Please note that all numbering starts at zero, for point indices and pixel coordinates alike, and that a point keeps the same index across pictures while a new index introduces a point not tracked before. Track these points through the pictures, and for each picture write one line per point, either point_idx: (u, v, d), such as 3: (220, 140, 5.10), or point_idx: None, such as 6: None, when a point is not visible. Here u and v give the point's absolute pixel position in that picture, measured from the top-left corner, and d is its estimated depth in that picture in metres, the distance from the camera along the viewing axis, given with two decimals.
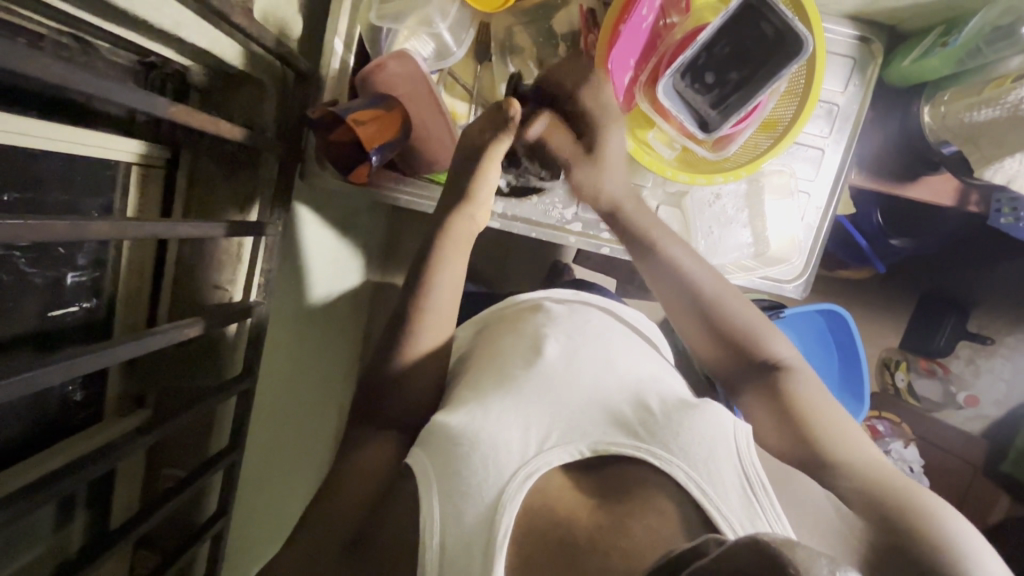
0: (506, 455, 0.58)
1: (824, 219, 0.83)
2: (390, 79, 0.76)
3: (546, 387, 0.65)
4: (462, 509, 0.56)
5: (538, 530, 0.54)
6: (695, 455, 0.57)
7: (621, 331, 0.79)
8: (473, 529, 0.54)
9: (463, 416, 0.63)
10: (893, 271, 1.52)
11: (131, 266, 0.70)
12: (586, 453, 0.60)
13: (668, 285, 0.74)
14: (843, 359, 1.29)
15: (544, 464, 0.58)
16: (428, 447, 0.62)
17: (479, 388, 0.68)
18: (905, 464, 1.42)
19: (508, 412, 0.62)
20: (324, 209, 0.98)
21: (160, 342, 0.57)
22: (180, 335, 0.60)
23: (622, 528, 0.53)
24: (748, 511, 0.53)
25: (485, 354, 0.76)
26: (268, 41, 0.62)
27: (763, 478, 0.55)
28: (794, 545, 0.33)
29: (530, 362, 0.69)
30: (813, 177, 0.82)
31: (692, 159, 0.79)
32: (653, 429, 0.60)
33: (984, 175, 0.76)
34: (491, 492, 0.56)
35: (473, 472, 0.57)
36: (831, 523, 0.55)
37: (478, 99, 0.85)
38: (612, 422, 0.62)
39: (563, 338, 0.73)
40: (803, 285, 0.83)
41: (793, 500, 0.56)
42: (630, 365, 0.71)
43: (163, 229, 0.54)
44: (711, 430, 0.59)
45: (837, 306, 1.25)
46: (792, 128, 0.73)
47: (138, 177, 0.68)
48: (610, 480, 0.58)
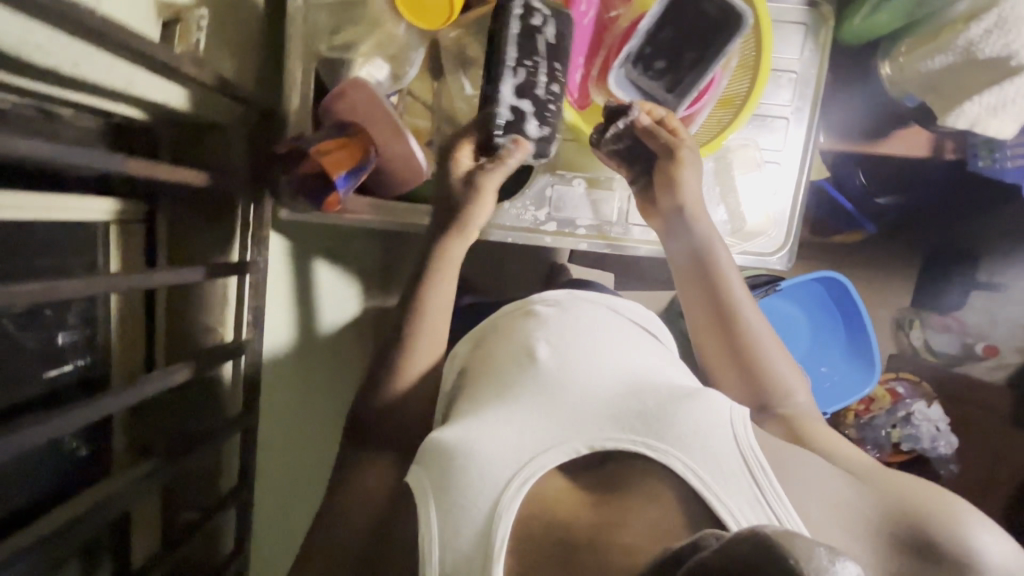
0: (500, 462, 0.58)
1: (799, 187, 0.81)
2: (350, 106, 0.77)
3: (545, 390, 0.65)
4: (458, 523, 0.56)
5: (537, 532, 0.55)
6: (691, 444, 0.56)
7: (613, 326, 0.79)
8: (470, 537, 0.55)
9: (459, 429, 0.63)
10: (892, 229, 1.49)
11: (122, 319, 0.73)
12: (583, 451, 0.59)
13: (676, 250, 0.75)
14: (849, 324, 1.27)
15: (540, 468, 0.58)
16: (425, 464, 0.62)
17: (474, 398, 0.68)
18: (932, 425, 1.42)
19: (502, 421, 0.62)
20: (309, 241, 1.00)
21: (151, 390, 0.59)
22: (170, 381, 0.62)
23: (621, 523, 0.53)
24: (750, 499, 0.53)
25: (485, 358, 0.75)
26: (223, 86, 0.64)
27: (763, 460, 0.55)
28: (793, 536, 0.33)
29: (528, 366, 0.68)
30: (782, 147, 0.81)
31: None
32: (650, 423, 0.59)
33: (948, 122, 0.74)
34: (486, 503, 0.56)
35: (469, 485, 0.57)
36: (846, 504, 0.54)
37: (439, 113, 0.84)
38: (610, 419, 0.61)
39: (556, 338, 0.72)
40: (788, 256, 0.82)
41: (797, 482, 0.55)
42: (624, 359, 0.71)
43: (139, 281, 0.57)
44: (707, 421, 0.58)
45: (835, 272, 1.24)
46: (749, 102, 0.73)
47: (117, 231, 0.71)
48: (605, 478, 0.58)
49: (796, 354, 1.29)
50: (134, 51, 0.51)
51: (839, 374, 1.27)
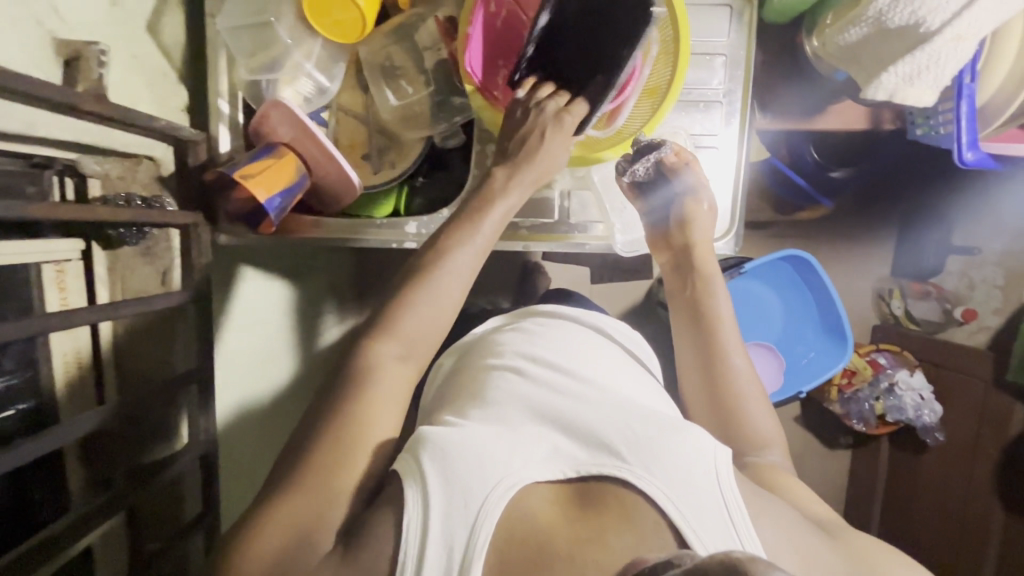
0: (492, 465, 0.55)
1: (739, 168, 0.81)
2: (272, 128, 0.76)
3: (534, 412, 0.64)
4: (445, 518, 0.52)
5: (518, 544, 0.52)
6: (675, 477, 0.55)
7: (596, 348, 0.78)
8: (454, 536, 0.52)
9: (451, 427, 0.60)
10: (863, 200, 1.48)
11: (64, 358, 0.72)
12: (569, 473, 0.57)
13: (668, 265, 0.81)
14: (818, 300, 1.26)
15: (526, 478, 0.56)
16: (414, 451, 0.57)
17: (463, 413, 0.67)
18: (915, 394, 1.41)
19: (492, 429, 0.60)
20: (264, 262, 1.00)
21: (68, 435, 0.60)
22: (88, 426, 0.63)
23: (599, 541, 0.52)
24: (724, 533, 0.53)
25: (467, 380, 0.75)
26: (135, 119, 0.64)
27: (740, 500, 0.55)
28: (756, 559, 0.40)
29: (517, 386, 0.68)
30: (717, 130, 0.80)
31: (588, 142, 0.77)
32: (634, 445, 0.57)
33: (868, 95, 0.73)
34: (472, 504, 0.53)
35: (457, 481, 0.54)
36: (806, 543, 0.56)
37: (371, 125, 0.83)
38: (596, 440, 0.59)
39: (542, 360, 0.72)
40: (734, 239, 0.82)
41: (765, 514, 0.56)
42: (610, 382, 0.70)
43: (53, 322, 0.57)
44: (689, 454, 0.56)
45: (800, 251, 1.22)
46: (671, 90, 0.72)
47: (53, 272, 0.71)
48: (587, 495, 0.56)
49: (771, 335, 1.28)
50: (22, 94, 0.51)
51: (815, 350, 1.27)
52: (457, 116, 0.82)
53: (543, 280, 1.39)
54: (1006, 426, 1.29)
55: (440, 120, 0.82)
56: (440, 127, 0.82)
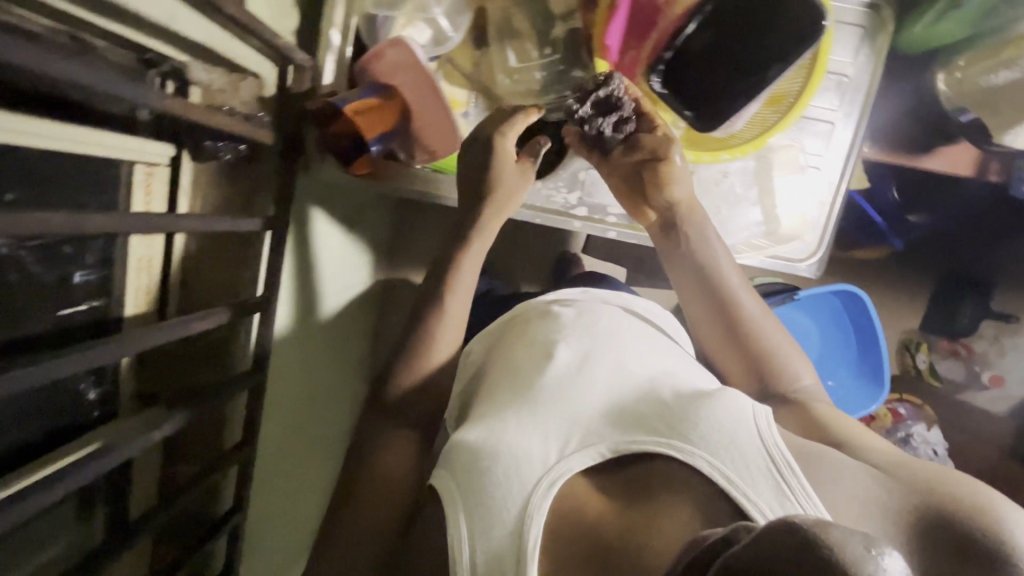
0: (527, 467, 0.57)
1: (837, 194, 0.79)
2: (388, 68, 0.74)
3: (557, 396, 0.63)
4: (488, 524, 0.55)
5: (569, 530, 0.54)
6: (714, 443, 0.55)
7: (635, 328, 0.77)
8: (501, 537, 0.54)
9: (480, 430, 0.63)
10: (911, 250, 1.48)
11: (138, 262, 0.71)
12: (606, 454, 0.58)
13: (682, 280, 0.76)
14: (860, 340, 1.26)
15: (565, 470, 0.57)
16: (451, 465, 0.62)
17: (494, 401, 0.67)
18: (929, 448, 1.40)
19: (523, 424, 0.61)
20: (331, 206, 0.98)
21: (164, 335, 0.58)
22: (187, 328, 0.62)
23: (650, 525, 0.52)
24: (780, 496, 0.51)
25: (499, 365, 0.75)
26: (264, 32, 0.62)
27: (789, 458, 0.54)
28: (828, 525, 0.34)
29: (542, 371, 0.67)
30: (823, 152, 0.79)
31: (699, 137, 0.75)
32: (670, 422, 0.58)
33: (1006, 137, 0.86)
34: (515, 503, 0.55)
35: (494, 485, 0.57)
36: (873, 501, 0.52)
37: (477, 85, 0.81)
38: (631, 422, 0.60)
39: (573, 341, 0.71)
40: (818, 263, 0.80)
41: (827, 478, 0.53)
42: (643, 363, 0.69)
43: (156, 223, 0.56)
44: (727, 417, 0.57)
45: (852, 284, 1.23)
46: (801, 101, 0.71)
47: (142, 174, 0.69)
48: (636, 479, 0.57)
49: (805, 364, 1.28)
50: None
51: (845, 390, 1.26)
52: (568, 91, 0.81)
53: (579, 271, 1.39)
54: None
55: (551, 89, 0.81)
56: (548, 98, 0.81)
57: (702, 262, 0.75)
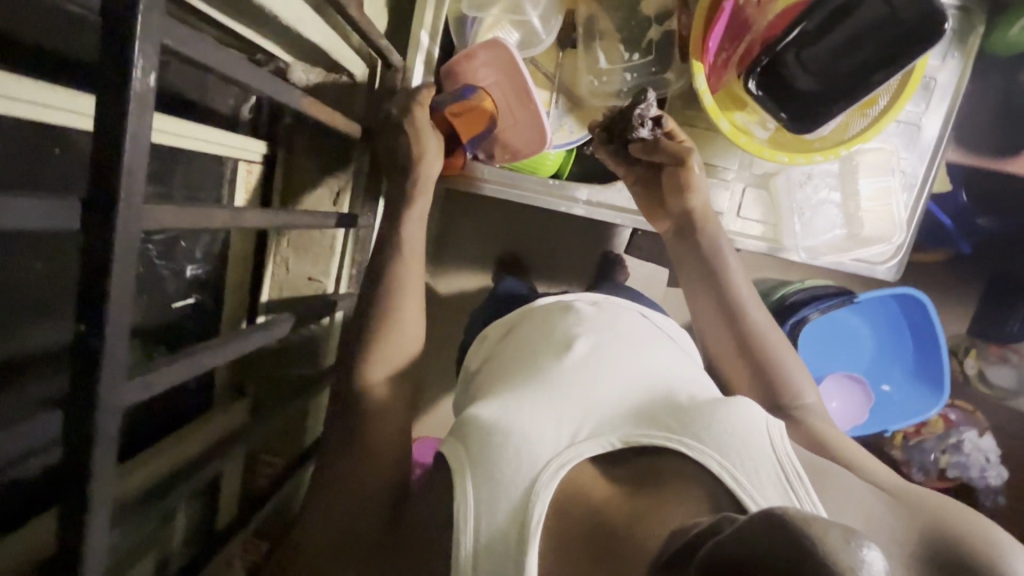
0: (538, 449, 0.55)
1: (920, 197, 0.79)
2: (476, 67, 0.75)
3: (572, 384, 0.61)
4: (494, 498, 0.52)
5: (570, 518, 0.51)
6: (728, 444, 0.53)
7: (649, 330, 0.75)
8: (502, 517, 0.51)
9: (494, 407, 0.60)
10: (962, 254, 1.47)
11: (236, 258, 0.74)
12: (617, 445, 0.55)
13: (691, 282, 0.75)
14: (919, 345, 1.25)
15: (576, 455, 0.55)
16: (462, 437, 0.59)
17: (508, 383, 0.65)
18: (982, 455, 1.40)
19: (538, 405, 0.59)
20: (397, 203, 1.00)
21: (267, 338, 0.55)
22: (280, 330, 0.59)
23: (654, 516, 0.49)
24: (789, 504, 0.49)
25: (514, 351, 0.72)
26: (375, 33, 0.63)
27: (800, 470, 0.51)
28: (813, 520, 0.33)
29: (561, 358, 0.65)
30: (909, 155, 0.78)
31: (783, 140, 0.75)
32: (685, 421, 0.56)
33: None
34: (523, 481, 0.53)
35: (504, 461, 0.54)
36: (877, 517, 0.50)
37: (560, 86, 0.82)
38: (645, 416, 0.58)
39: (594, 334, 0.69)
40: (898, 266, 0.80)
41: (835, 493, 0.52)
42: (658, 365, 0.67)
43: (267, 218, 0.53)
44: (741, 421, 0.55)
45: (914, 289, 1.20)
46: (895, 104, 0.70)
47: (241, 171, 0.71)
48: (642, 471, 0.54)
49: (858, 367, 1.28)
50: None
51: (900, 395, 1.26)
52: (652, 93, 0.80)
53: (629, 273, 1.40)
54: None
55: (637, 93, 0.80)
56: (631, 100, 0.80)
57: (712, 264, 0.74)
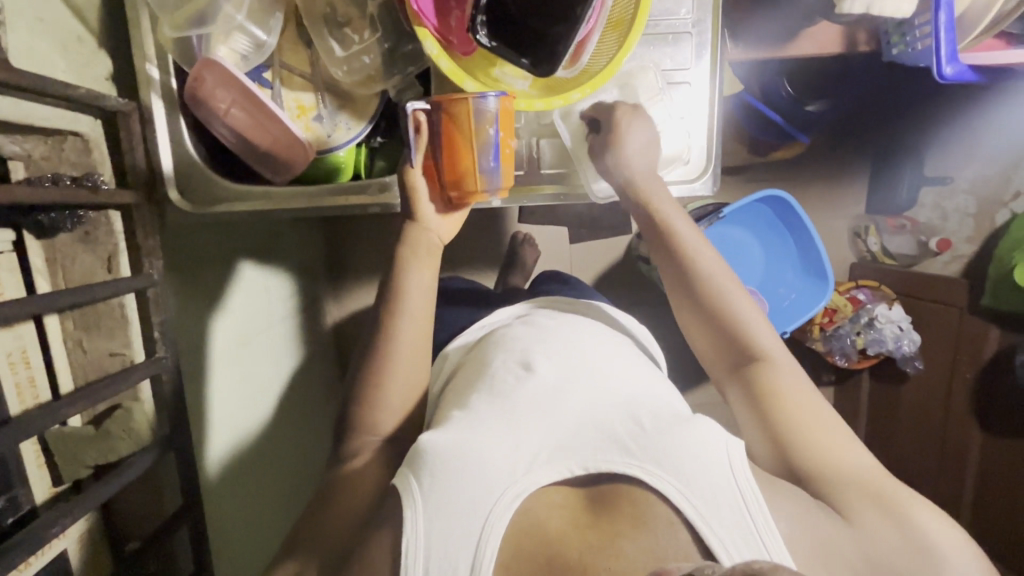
0: (495, 479, 0.59)
1: (712, 103, 0.76)
2: (209, 93, 0.69)
3: (540, 412, 0.66)
4: (449, 531, 0.56)
5: (527, 545, 0.55)
6: (690, 475, 0.57)
7: (605, 344, 0.78)
8: (457, 554, 0.55)
9: (454, 436, 0.63)
10: (837, 136, 1.47)
11: (11, 358, 0.67)
12: (577, 471, 0.60)
13: (668, 266, 0.75)
14: (796, 240, 1.25)
15: (533, 483, 0.59)
16: (414, 464, 0.62)
17: (468, 407, 0.69)
18: (894, 326, 1.41)
19: (496, 434, 0.63)
20: (227, 243, 0.95)
21: (35, 426, 0.58)
22: (60, 415, 0.61)
23: (612, 550, 0.53)
24: (740, 527, 0.55)
25: (474, 375, 0.75)
26: (49, 86, 0.57)
27: (757, 491, 0.57)
28: None
29: (523, 384, 0.69)
30: (687, 64, 0.75)
31: (553, 84, 0.71)
32: (644, 445, 0.61)
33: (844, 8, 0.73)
34: (479, 516, 0.56)
35: (463, 492, 0.58)
36: (821, 530, 0.57)
37: (321, 84, 0.78)
38: (611, 440, 0.62)
39: (553, 358, 0.73)
40: (712, 178, 0.78)
41: (782, 506, 0.57)
42: (615, 378, 0.71)
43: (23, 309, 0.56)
44: (702, 447, 0.60)
45: (775, 190, 1.19)
46: (638, 18, 0.66)
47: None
48: (601, 497, 0.59)
49: (753, 279, 1.27)
50: None
51: (796, 292, 1.27)
52: (411, 67, 0.77)
53: (531, 251, 1.40)
54: (981, 348, 1.34)
55: (391, 72, 0.76)
56: (393, 80, 0.77)
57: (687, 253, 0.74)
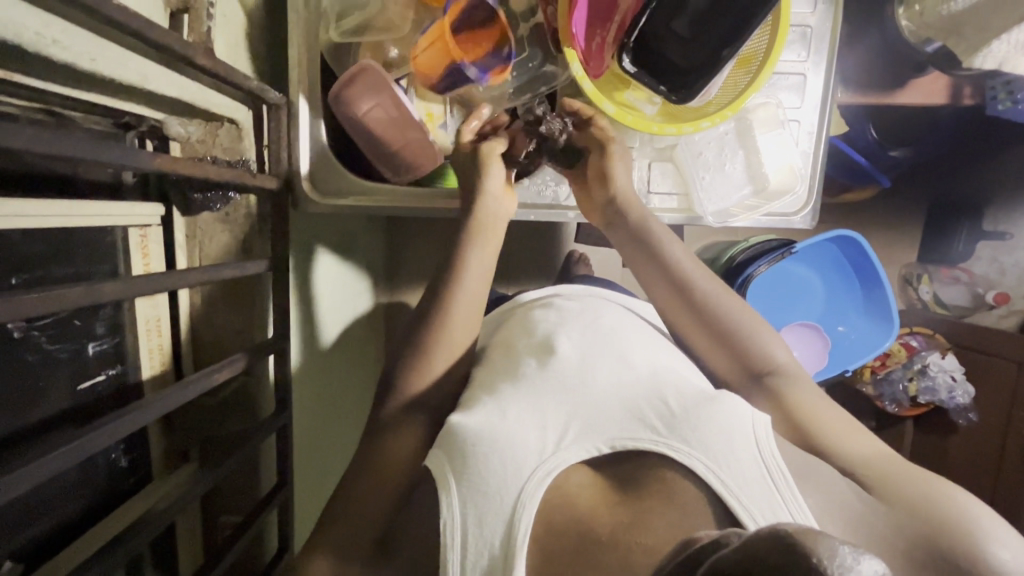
0: (525, 456, 0.56)
1: (819, 142, 0.81)
2: (359, 94, 0.75)
3: (556, 386, 0.63)
4: (483, 511, 0.53)
5: (557, 527, 0.53)
6: (715, 447, 0.54)
7: (635, 326, 0.75)
8: (491, 529, 0.53)
9: (481, 416, 0.60)
10: (895, 185, 1.51)
11: (147, 324, 0.71)
12: (605, 449, 0.57)
13: (644, 273, 0.76)
14: (862, 280, 1.28)
15: (563, 461, 0.56)
16: (446, 446, 0.59)
17: (490, 386, 0.66)
18: (947, 375, 1.37)
19: (524, 413, 0.60)
20: (323, 236, 1.00)
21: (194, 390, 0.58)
22: (211, 381, 0.61)
23: (641, 521, 0.51)
24: (771, 502, 0.51)
25: (495, 356, 0.73)
26: (236, 77, 0.62)
27: (783, 466, 0.54)
28: (816, 536, 0.31)
29: (545, 363, 0.66)
30: (800, 104, 0.80)
31: (676, 112, 0.75)
32: (671, 422, 0.58)
33: (975, 63, 0.80)
34: (511, 493, 0.54)
35: (491, 472, 0.55)
36: (851, 509, 0.54)
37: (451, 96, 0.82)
38: (633, 417, 0.59)
39: (574, 336, 0.70)
40: (812, 214, 0.82)
41: (809, 481, 0.55)
42: (640, 354, 0.68)
43: (172, 281, 0.55)
44: (728, 421, 0.57)
45: (850, 231, 1.22)
46: (770, 58, 0.70)
47: (136, 237, 0.68)
48: (629, 473, 0.56)
49: (814, 315, 1.29)
50: (151, 42, 0.48)
51: (857, 333, 1.29)
52: (542, 87, 0.81)
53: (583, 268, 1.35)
54: None
55: (526, 90, 0.81)
56: (524, 99, 0.81)
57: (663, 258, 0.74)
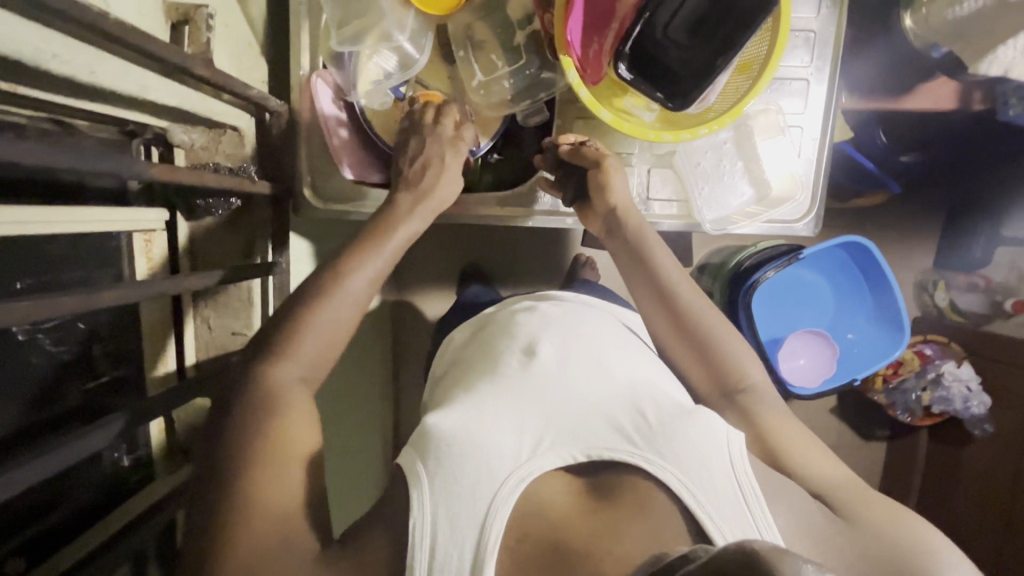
0: (500, 461, 0.55)
1: (822, 148, 0.80)
2: None
3: (533, 393, 0.62)
4: (455, 513, 0.52)
5: (531, 536, 0.52)
6: (689, 461, 0.54)
7: (616, 335, 0.74)
8: (461, 535, 0.51)
9: (457, 419, 0.59)
10: (910, 189, 1.47)
11: (152, 327, 0.73)
12: (579, 458, 0.56)
13: (630, 275, 0.74)
14: (870, 288, 1.25)
15: (537, 468, 0.55)
16: (418, 446, 0.57)
17: (469, 390, 0.65)
18: (963, 385, 1.33)
19: (501, 418, 0.59)
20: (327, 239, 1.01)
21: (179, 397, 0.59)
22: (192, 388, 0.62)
23: (615, 534, 0.51)
24: (742, 521, 0.52)
25: (474, 360, 0.73)
26: (234, 87, 0.63)
27: (754, 483, 0.54)
28: (784, 553, 0.31)
29: (524, 369, 0.65)
30: (803, 110, 0.79)
31: (676, 119, 0.75)
32: (648, 434, 0.57)
33: (981, 69, 0.80)
34: (485, 498, 0.53)
35: (465, 476, 0.53)
36: (814, 524, 0.55)
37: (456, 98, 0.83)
38: (610, 425, 0.58)
39: (555, 343, 0.69)
40: (813, 220, 0.81)
41: (783, 499, 0.55)
42: (620, 363, 0.67)
43: (170, 286, 0.56)
44: (703, 436, 0.56)
45: (858, 236, 1.19)
46: (769, 65, 0.69)
47: (142, 242, 0.70)
48: (602, 483, 0.56)
49: (822, 321, 1.28)
50: (148, 56, 0.50)
51: (865, 340, 1.26)
52: (542, 93, 0.80)
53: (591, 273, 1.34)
54: None
55: (526, 95, 0.81)
56: (524, 104, 0.81)
57: (650, 261, 0.73)
